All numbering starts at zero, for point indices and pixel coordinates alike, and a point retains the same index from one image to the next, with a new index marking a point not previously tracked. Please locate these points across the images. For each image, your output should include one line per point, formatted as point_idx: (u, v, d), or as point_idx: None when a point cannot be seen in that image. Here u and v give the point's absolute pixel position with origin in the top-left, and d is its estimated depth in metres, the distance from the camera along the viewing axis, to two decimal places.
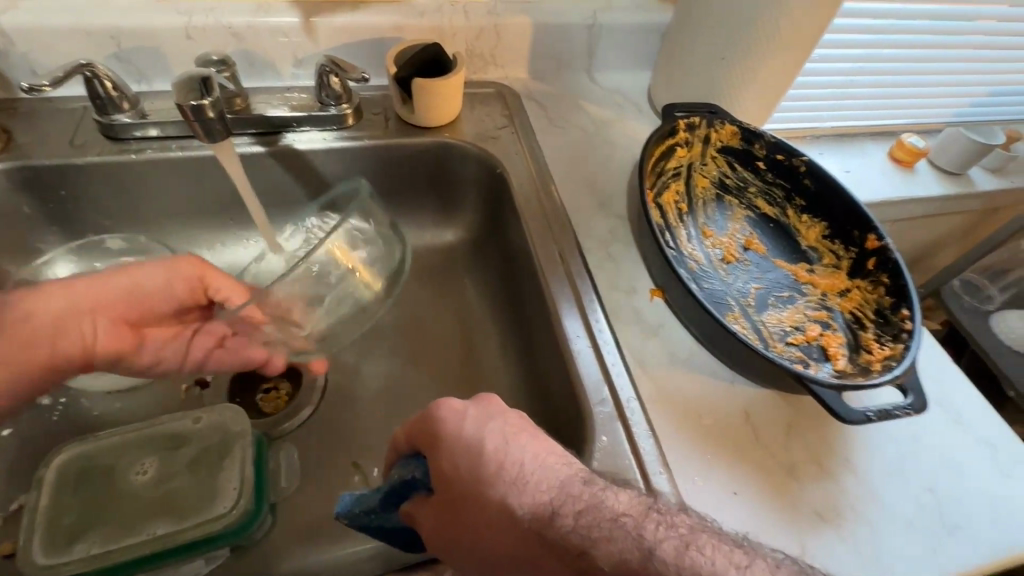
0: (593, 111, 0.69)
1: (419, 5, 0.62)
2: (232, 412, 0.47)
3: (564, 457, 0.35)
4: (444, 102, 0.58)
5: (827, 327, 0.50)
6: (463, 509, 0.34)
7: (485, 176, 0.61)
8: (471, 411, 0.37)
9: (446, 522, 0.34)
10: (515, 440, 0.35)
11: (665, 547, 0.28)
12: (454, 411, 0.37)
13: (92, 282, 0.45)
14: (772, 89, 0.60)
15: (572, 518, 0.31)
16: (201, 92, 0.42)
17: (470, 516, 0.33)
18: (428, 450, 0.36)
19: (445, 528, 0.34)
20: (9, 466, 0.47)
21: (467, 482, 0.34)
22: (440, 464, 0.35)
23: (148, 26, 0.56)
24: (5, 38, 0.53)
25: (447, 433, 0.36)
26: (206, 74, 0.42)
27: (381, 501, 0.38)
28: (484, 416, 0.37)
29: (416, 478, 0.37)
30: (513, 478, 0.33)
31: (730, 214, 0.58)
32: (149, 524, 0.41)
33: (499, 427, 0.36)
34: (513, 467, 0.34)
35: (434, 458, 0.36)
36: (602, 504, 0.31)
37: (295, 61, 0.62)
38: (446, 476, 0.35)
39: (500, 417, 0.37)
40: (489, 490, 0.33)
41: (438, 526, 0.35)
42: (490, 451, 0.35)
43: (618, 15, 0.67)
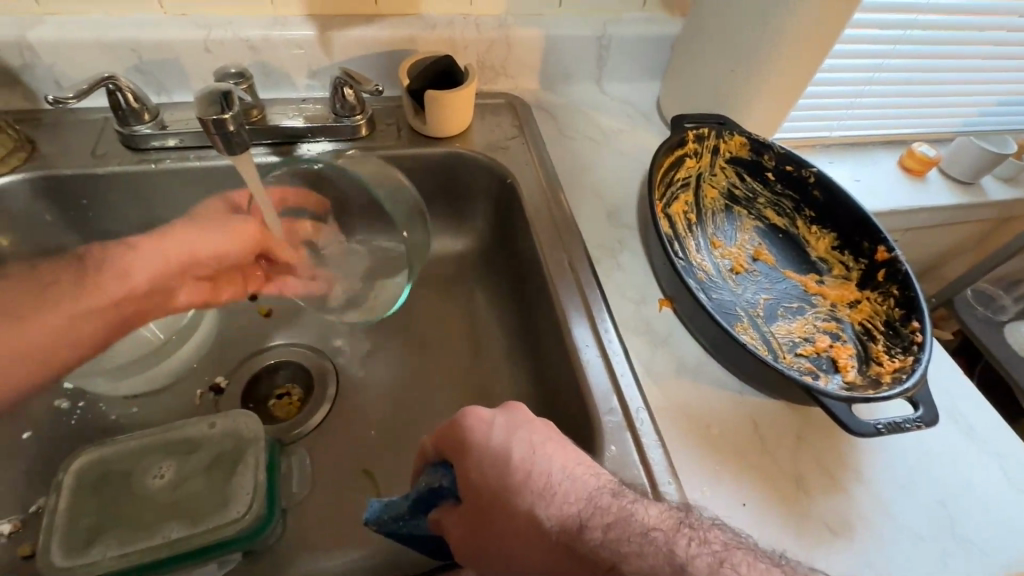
0: (602, 122, 0.70)
1: (432, 19, 0.63)
2: (246, 418, 0.47)
3: (590, 468, 0.36)
4: (455, 113, 0.59)
5: (837, 338, 0.50)
6: (493, 516, 0.34)
7: (495, 186, 0.62)
8: (499, 421, 0.38)
9: (474, 530, 0.35)
10: (542, 451, 0.36)
11: (699, 564, 0.29)
12: (482, 421, 0.38)
13: (170, 245, 0.52)
14: (782, 99, 0.61)
15: (604, 532, 0.31)
16: (222, 106, 0.42)
17: (498, 525, 0.34)
18: (455, 458, 0.37)
19: (471, 535, 0.35)
20: (30, 468, 0.48)
21: (495, 489, 0.35)
22: (467, 472, 0.36)
23: (169, 39, 0.57)
24: (31, 51, 0.55)
25: (475, 443, 0.37)
26: (228, 89, 0.43)
27: (408, 508, 0.38)
28: (511, 426, 0.38)
29: (444, 487, 0.37)
30: (541, 488, 0.34)
31: (739, 224, 0.58)
32: (164, 528, 0.41)
33: (526, 437, 0.37)
34: (542, 475, 0.35)
35: (462, 467, 0.36)
36: (631, 517, 0.32)
37: (310, 73, 0.63)
38: (474, 484, 0.36)
39: (526, 427, 0.38)
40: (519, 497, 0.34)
41: (463, 532, 0.35)
42: (518, 461, 0.36)
43: (627, 28, 0.68)
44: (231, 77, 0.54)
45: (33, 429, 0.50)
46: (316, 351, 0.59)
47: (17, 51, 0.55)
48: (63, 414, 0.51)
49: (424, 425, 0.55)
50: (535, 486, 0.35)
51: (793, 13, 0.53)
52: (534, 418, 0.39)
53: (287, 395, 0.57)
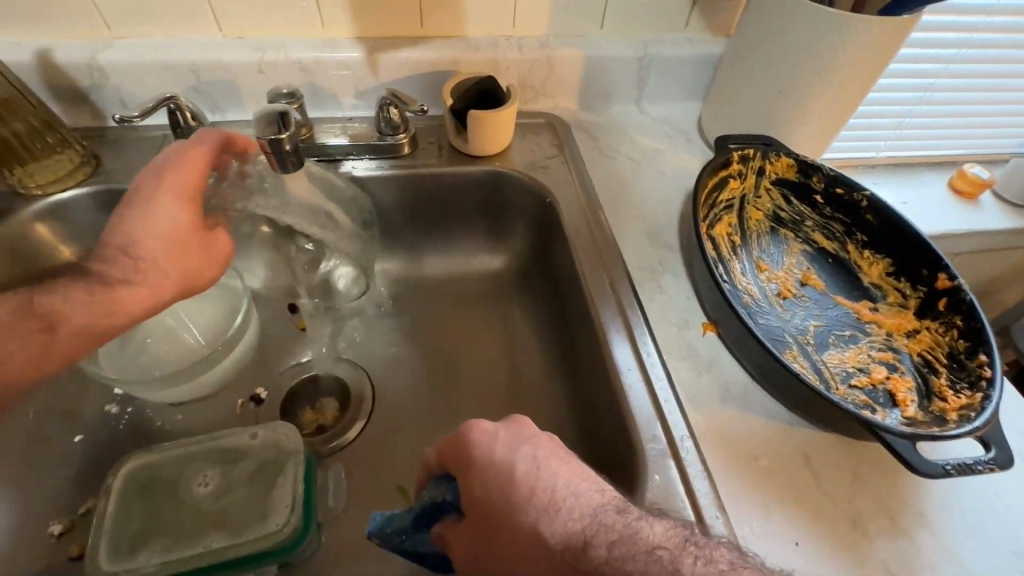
0: (642, 142, 0.69)
1: (475, 41, 0.64)
2: (286, 430, 0.48)
3: (596, 483, 0.34)
4: (496, 132, 0.60)
5: (894, 370, 0.47)
6: (493, 529, 0.33)
7: (534, 205, 0.62)
8: (502, 435, 0.37)
9: (480, 547, 0.34)
10: (547, 465, 0.35)
11: None
12: (485, 434, 0.37)
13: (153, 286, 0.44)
14: (832, 117, 0.59)
15: (607, 550, 0.29)
16: (278, 126, 0.45)
17: (503, 542, 0.33)
18: (460, 472, 0.37)
19: (472, 548, 0.34)
20: (80, 470, 0.49)
21: (497, 503, 0.34)
22: (471, 485, 0.35)
23: (227, 61, 0.60)
24: (101, 73, 0.58)
25: (478, 457, 0.36)
26: (285, 109, 0.45)
27: (411, 522, 0.39)
28: (515, 439, 0.36)
29: (448, 501, 0.37)
30: (545, 503, 0.33)
31: (786, 248, 0.57)
32: (205, 536, 0.42)
33: (530, 452, 0.36)
34: (544, 489, 0.33)
35: (466, 480, 0.36)
36: (636, 535, 0.30)
37: (356, 93, 0.65)
38: (477, 496, 0.35)
39: (532, 442, 0.36)
40: (518, 511, 0.33)
41: (466, 545, 0.35)
42: (521, 476, 0.34)
43: (669, 48, 0.68)
44: (283, 97, 0.56)
45: (84, 433, 0.52)
46: (353, 365, 0.59)
47: (88, 73, 0.58)
48: (113, 419, 0.53)
49: None
50: (536, 500, 0.33)
51: (844, 33, 0.52)
52: (539, 433, 0.38)
53: (321, 408, 0.57)
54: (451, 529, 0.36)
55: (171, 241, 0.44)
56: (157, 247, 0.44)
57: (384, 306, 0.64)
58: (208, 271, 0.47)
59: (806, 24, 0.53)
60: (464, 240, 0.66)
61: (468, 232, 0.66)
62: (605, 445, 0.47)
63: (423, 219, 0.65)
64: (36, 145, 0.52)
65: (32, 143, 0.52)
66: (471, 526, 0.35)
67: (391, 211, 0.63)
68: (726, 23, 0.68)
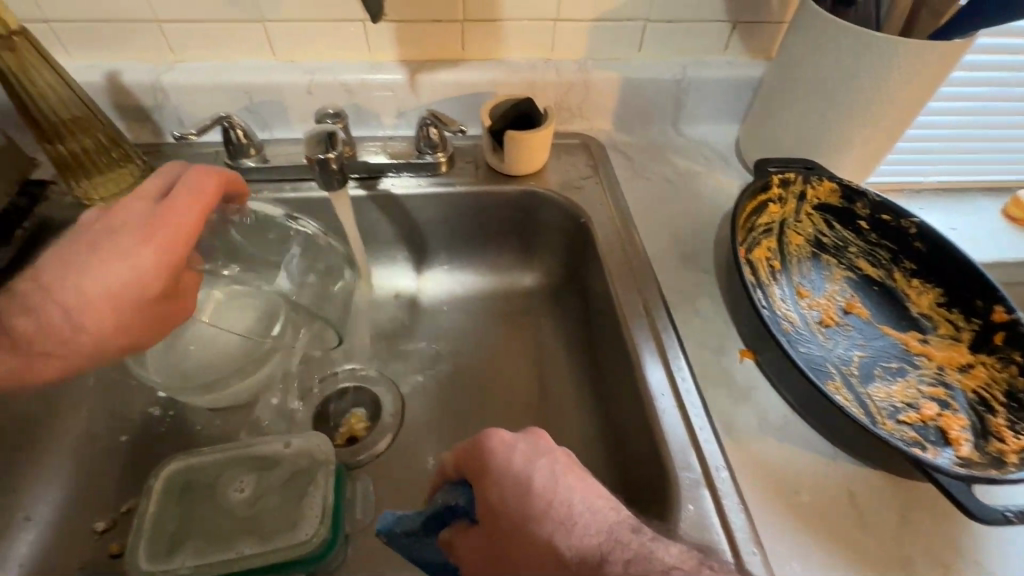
0: (678, 163, 0.69)
1: (514, 64, 0.66)
2: (319, 440, 0.49)
3: (612, 501, 0.33)
4: (532, 152, 0.61)
5: (946, 406, 0.45)
6: (506, 541, 0.33)
7: (569, 225, 0.63)
8: (521, 445, 0.36)
9: (491, 559, 0.33)
10: (563, 479, 0.34)
11: None
12: (504, 444, 0.36)
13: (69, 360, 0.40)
14: (878, 141, 0.58)
15: (623, 567, 0.28)
16: (326, 146, 0.48)
17: (514, 558, 0.32)
18: (476, 479, 0.36)
19: (484, 558, 0.34)
20: (125, 469, 0.51)
21: (511, 513, 0.33)
22: (486, 493, 0.35)
23: (277, 82, 0.63)
24: (163, 94, 0.62)
25: (495, 464, 0.35)
26: (332, 130, 0.47)
27: (420, 524, 0.39)
28: (532, 451, 0.36)
29: (460, 505, 0.37)
30: (561, 516, 0.32)
31: (828, 274, 0.55)
32: (238, 542, 0.43)
33: (547, 464, 0.35)
34: (560, 503, 0.32)
35: (482, 487, 0.35)
36: (651, 555, 0.29)
37: (397, 113, 0.67)
38: (492, 503, 0.34)
39: (550, 455, 0.35)
40: (533, 524, 0.32)
41: (478, 554, 0.34)
42: (537, 488, 0.33)
43: (707, 72, 0.68)
44: (328, 117, 0.58)
45: (129, 433, 0.54)
46: (385, 378, 0.60)
47: (151, 93, 0.62)
48: (155, 421, 0.54)
49: None
50: (550, 513, 0.32)
51: (889, 55, 0.51)
52: (557, 445, 0.37)
53: (352, 416, 0.57)
54: (464, 538, 0.36)
55: (119, 307, 0.39)
56: (97, 311, 0.38)
57: (417, 320, 0.65)
58: (154, 338, 0.42)
59: (850, 49, 0.52)
60: (497, 258, 0.67)
61: (501, 250, 0.67)
62: (637, 471, 0.46)
63: (457, 236, 0.66)
64: (104, 160, 0.55)
65: (99, 158, 0.55)
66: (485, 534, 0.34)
67: (426, 228, 0.65)
68: (766, 46, 0.68)
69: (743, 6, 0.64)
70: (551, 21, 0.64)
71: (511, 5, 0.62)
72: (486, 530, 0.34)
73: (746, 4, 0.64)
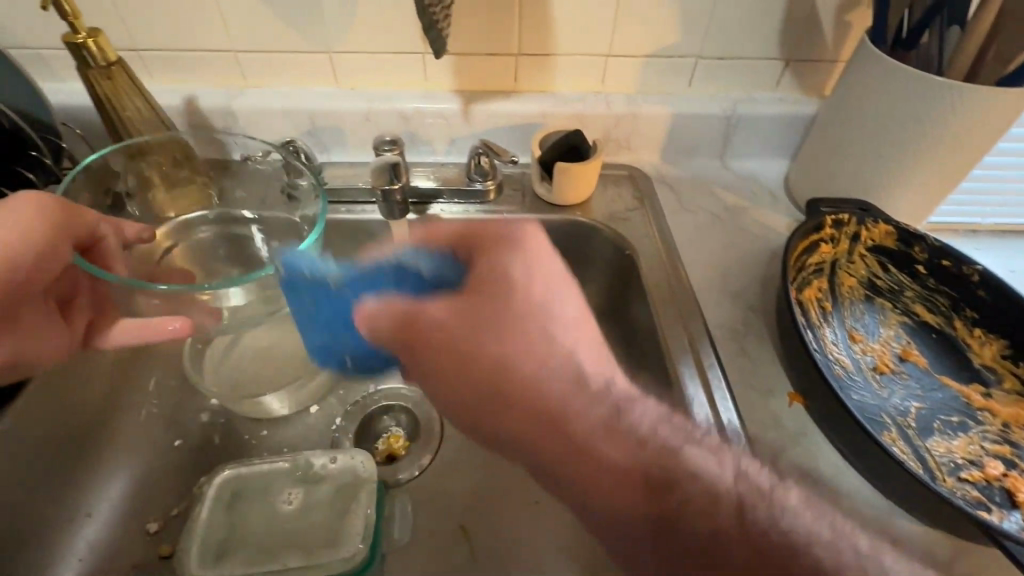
0: (725, 198, 0.69)
1: (565, 96, 0.68)
2: (362, 457, 0.50)
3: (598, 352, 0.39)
4: (579, 184, 0.62)
5: (1012, 466, 0.43)
6: (497, 361, 0.36)
7: (614, 256, 0.63)
8: (542, 255, 0.40)
9: (456, 315, 0.38)
10: (565, 306, 0.39)
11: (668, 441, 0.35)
12: (537, 239, 0.41)
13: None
14: (937, 185, 0.57)
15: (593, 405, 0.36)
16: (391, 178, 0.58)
17: (486, 318, 0.38)
18: (490, 250, 0.41)
19: (454, 363, 0.37)
20: (177, 474, 0.53)
21: (508, 300, 0.38)
22: (493, 261, 0.40)
23: (339, 108, 0.66)
24: (234, 117, 0.66)
25: (512, 258, 0.40)
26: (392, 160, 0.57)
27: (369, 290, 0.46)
28: (547, 276, 0.39)
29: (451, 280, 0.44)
30: (548, 333, 0.37)
31: (882, 318, 0.53)
32: (283, 555, 0.44)
33: (555, 292, 0.39)
34: (560, 343, 0.37)
35: (499, 264, 0.40)
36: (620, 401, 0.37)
37: (449, 140, 0.70)
38: (496, 276, 0.39)
39: (559, 288, 0.39)
40: (528, 341, 0.37)
41: (444, 335, 0.38)
42: (535, 301, 0.38)
43: (757, 108, 0.68)
44: (385, 144, 0.59)
45: (183, 438, 0.56)
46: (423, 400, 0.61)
47: (222, 116, 0.66)
48: (206, 428, 0.56)
49: (521, 489, 0.54)
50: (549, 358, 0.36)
51: (950, 98, 0.50)
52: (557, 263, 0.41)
53: (392, 437, 0.58)
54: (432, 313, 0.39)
55: None
56: None
57: None
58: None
59: (910, 92, 0.52)
60: None
61: None
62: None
63: None
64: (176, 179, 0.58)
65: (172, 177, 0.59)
66: (457, 340, 0.37)
67: None
68: (819, 83, 0.68)
69: (796, 44, 0.64)
70: (603, 56, 0.65)
71: (564, 40, 0.64)
72: (470, 342, 0.37)
73: (801, 43, 0.64)
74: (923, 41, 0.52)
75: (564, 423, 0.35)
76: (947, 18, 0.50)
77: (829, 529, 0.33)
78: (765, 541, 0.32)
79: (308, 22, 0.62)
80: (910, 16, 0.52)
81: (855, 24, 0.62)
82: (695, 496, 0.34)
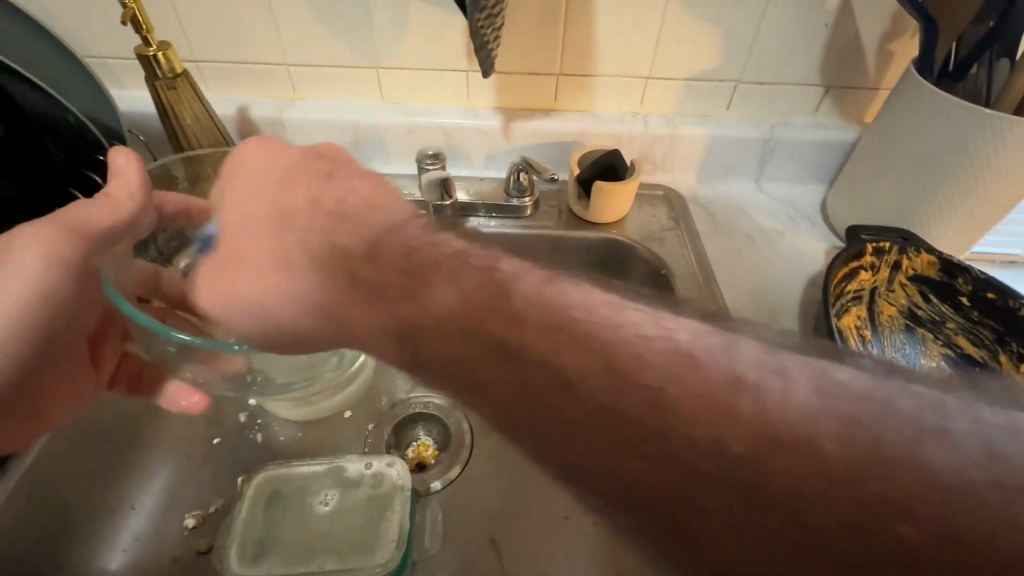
0: (760, 220, 0.69)
1: (604, 116, 0.69)
2: (396, 465, 0.50)
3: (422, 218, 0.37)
4: (616, 203, 0.63)
5: None
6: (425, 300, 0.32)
7: (649, 276, 0.63)
8: (260, 151, 0.40)
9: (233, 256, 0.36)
10: (326, 183, 0.38)
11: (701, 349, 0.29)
12: (253, 146, 0.41)
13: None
14: (984, 216, 0.56)
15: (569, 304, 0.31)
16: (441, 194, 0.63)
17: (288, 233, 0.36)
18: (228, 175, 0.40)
19: (355, 311, 0.33)
20: (216, 471, 0.55)
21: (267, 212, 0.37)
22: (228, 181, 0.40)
23: (383, 122, 0.68)
24: (282, 126, 0.69)
25: (245, 164, 0.40)
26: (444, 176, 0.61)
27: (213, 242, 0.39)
28: (273, 156, 0.40)
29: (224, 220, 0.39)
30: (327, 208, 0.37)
31: (922, 349, 0.54)
32: (317, 558, 0.45)
33: (296, 171, 0.39)
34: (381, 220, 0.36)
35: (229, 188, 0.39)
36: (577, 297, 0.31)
37: (487, 155, 0.71)
38: (240, 205, 0.38)
39: (296, 166, 0.39)
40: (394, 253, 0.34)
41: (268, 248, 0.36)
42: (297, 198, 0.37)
43: (796, 133, 0.68)
44: (429, 157, 0.62)
45: (221, 437, 0.57)
46: (452, 411, 0.60)
47: (271, 126, 0.69)
48: (244, 427, 0.58)
49: (550, 504, 0.54)
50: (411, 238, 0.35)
51: (1000, 131, 0.50)
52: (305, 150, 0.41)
53: (421, 445, 0.59)
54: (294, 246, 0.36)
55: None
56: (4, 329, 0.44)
57: None
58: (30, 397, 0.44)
59: (957, 123, 0.52)
60: None
61: None
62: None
63: None
64: None
65: None
66: (331, 225, 0.36)
67: None
68: (859, 110, 0.68)
69: (837, 71, 0.65)
70: (644, 78, 0.66)
71: (606, 62, 0.65)
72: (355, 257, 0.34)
73: (842, 70, 0.64)
74: (972, 73, 0.53)
75: (569, 384, 0.28)
76: (996, 52, 0.50)
77: (928, 406, 0.26)
78: (871, 431, 0.25)
79: (358, 38, 0.64)
80: (957, 50, 0.52)
81: (898, 53, 0.62)
82: (837, 453, 0.25)
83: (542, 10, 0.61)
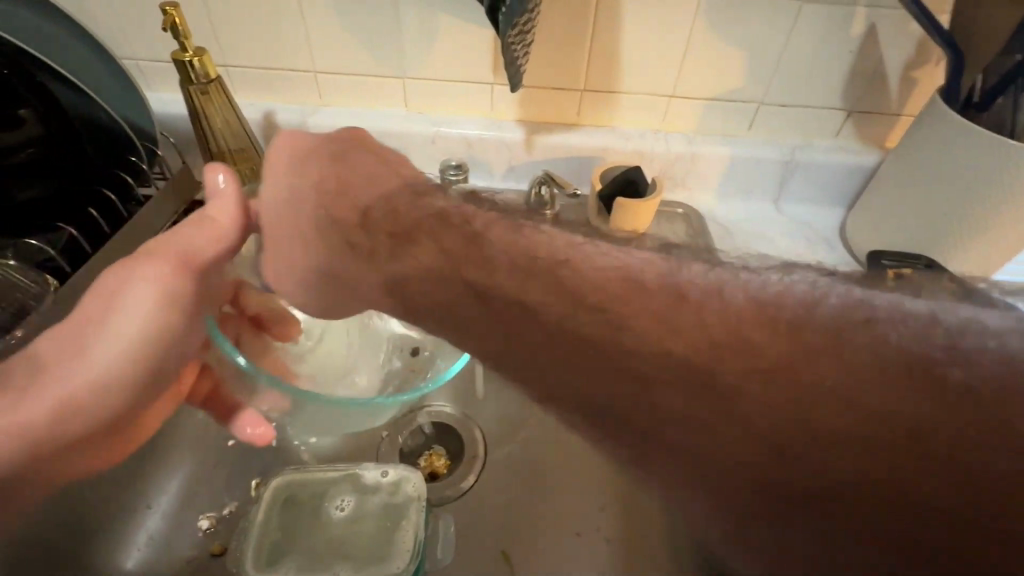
0: (778, 241, 0.69)
1: (626, 132, 0.69)
2: (412, 474, 0.50)
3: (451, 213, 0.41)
4: (636, 220, 0.63)
5: None
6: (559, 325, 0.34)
7: None
8: (217, 180, 0.44)
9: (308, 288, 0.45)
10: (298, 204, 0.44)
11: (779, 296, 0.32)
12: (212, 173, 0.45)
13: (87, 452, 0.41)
14: (1005, 246, 0.56)
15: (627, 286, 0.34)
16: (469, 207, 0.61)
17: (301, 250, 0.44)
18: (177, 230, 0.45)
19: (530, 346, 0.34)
20: (232, 473, 0.55)
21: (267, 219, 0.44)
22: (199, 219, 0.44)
23: (407, 130, 0.69)
24: (306, 132, 0.69)
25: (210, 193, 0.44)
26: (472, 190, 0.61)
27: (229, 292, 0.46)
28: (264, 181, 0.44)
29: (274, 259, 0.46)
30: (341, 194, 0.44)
31: None
32: (332, 565, 0.45)
33: (275, 190, 0.44)
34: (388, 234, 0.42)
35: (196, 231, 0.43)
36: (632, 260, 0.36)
37: (509, 167, 0.72)
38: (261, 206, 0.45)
39: (273, 178, 0.44)
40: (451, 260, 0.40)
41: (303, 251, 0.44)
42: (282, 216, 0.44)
43: (816, 156, 0.68)
44: (452, 169, 0.64)
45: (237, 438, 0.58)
46: (468, 421, 0.61)
47: (297, 131, 0.69)
48: None
49: (565, 517, 0.54)
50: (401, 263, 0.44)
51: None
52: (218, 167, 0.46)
53: (432, 454, 0.58)
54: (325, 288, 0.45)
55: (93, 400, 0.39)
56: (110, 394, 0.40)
57: None
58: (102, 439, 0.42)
59: (980, 153, 0.52)
60: None
61: None
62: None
63: None
64: None
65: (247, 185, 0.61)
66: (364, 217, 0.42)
67: None
68: (880, 135, 0.68)
69: (859, 96, 0.65)
70: (667, 96, 0.67)
71: (630, 79, 0.66)
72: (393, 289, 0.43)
73: (864, 95, 0.65)
74: (997, 103, 0.52)
75: (691, 366, 0.31)
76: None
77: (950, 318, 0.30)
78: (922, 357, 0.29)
79: (386, 48, 0.65)
80: (983, 81, 0.52)
81: (921, 80, 0.63)
82: (877, 405, 0.28)
83: (570, 26, 0.61)
